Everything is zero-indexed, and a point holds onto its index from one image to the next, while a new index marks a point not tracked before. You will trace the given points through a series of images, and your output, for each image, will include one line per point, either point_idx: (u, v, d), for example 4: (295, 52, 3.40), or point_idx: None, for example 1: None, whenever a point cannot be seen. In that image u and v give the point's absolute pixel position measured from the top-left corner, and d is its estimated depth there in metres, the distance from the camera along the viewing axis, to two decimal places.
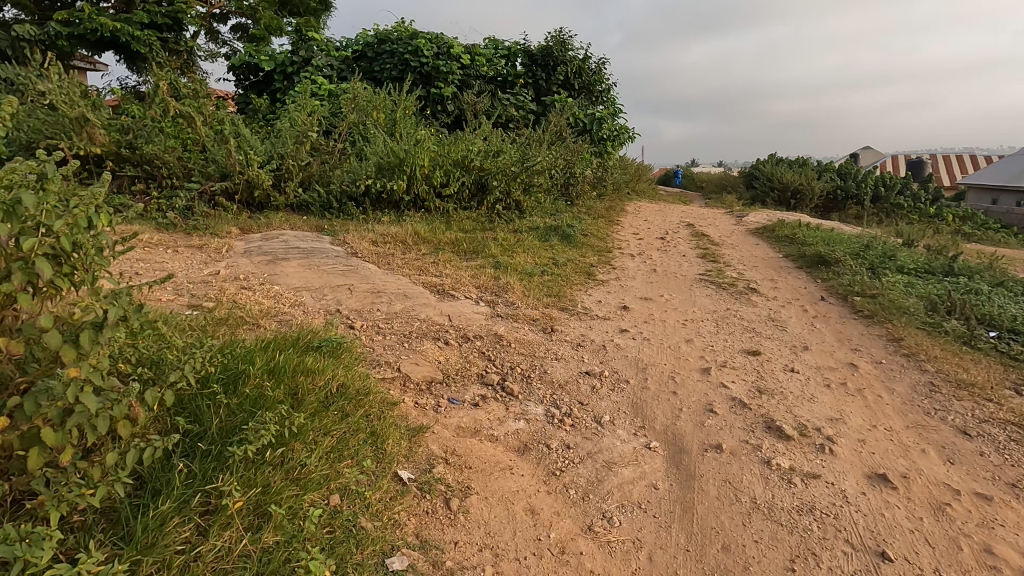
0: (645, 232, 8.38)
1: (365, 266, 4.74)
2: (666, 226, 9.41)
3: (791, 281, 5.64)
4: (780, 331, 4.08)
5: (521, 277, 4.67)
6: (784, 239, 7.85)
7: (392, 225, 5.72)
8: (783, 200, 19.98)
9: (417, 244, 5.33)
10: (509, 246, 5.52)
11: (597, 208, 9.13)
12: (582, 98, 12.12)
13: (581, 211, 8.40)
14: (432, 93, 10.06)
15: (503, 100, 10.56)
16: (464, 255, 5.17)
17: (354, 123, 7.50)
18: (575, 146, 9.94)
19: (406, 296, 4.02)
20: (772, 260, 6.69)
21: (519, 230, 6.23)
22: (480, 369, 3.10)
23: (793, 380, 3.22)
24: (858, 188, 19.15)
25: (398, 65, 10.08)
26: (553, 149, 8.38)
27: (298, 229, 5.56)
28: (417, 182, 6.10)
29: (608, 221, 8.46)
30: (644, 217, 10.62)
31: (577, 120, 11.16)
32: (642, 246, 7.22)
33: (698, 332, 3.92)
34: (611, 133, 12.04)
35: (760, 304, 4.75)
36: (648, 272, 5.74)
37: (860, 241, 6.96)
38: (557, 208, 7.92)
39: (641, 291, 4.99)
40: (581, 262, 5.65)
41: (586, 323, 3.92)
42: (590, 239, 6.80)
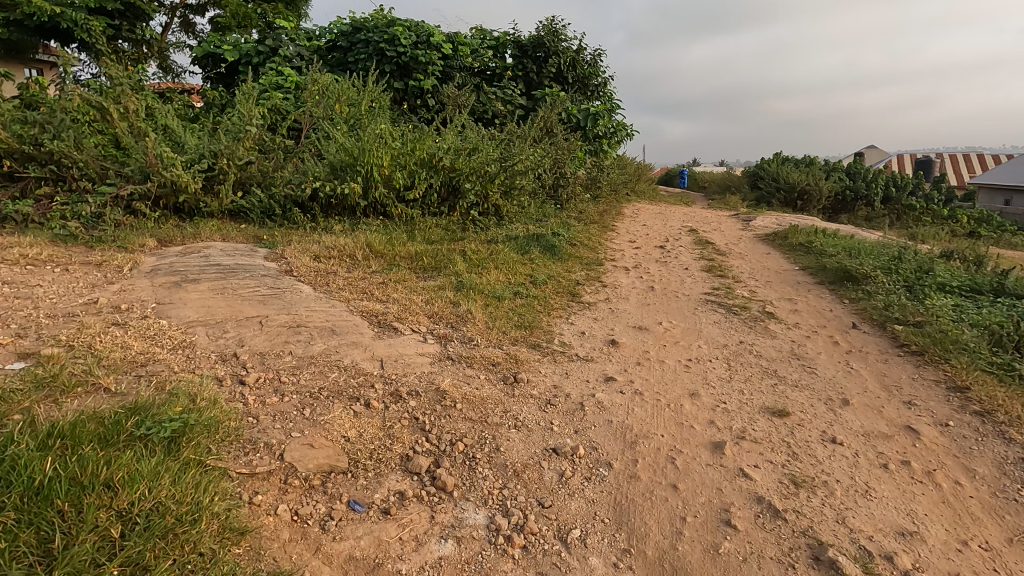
0: (643, 240, 7.51)
1: (297, 288, 3.88)
2: (666, 232, 8.55)
3: (811, 302, 4.78)
4: (809, 376, 3.22)
5: (487, 302, 3.81)
6: (798, 248, 6.99)
7: (343, 236, 4.87)
8: (790, 201, 19.12)
9: (368, 259, 4.47)
10: (478, 260, 4.66)
11: (589, 212, 8.28)
12: (577, 93, 11.24)
13: (570, 217, 7.53)
14: (411, 86, 9.24)
15: (489, 94, 9.71)
16: (423, 272, 4.32)
17: (313, 117, 6.66)
18: (566, 144, 9.09)
19: (332, 331, 3.16)
20: (787, 274, 5.83)
21: (494, 240, 5.36)
22: (405, 449, 2.24)
23: (838, 458, 2.36)
24: (868, 188, 18.28)
25: (374, 56, 9.23)
26: (540, 147, 7.53)
27: (229, 242, 4.70)
28: (375, 185, 5.23)
29: (601, 227, 7.61)
30: (642, 221, 9.76)
31: (570, 116, 10.30)
32: (639, 256, 6.35)
33: (705, 380, 3.06)
34: (607, 131, 11.17)
35: (779, 334, 3.90)
36: (644, 290, 4.88)
37: (888, 251, 6.09)
38: (542, 214, 7.06)
39: (634, 317, 4.14)
40: (565, 280, 4.79)
41: (562, 368, 3.06)
42: (578, 250, 5.94)
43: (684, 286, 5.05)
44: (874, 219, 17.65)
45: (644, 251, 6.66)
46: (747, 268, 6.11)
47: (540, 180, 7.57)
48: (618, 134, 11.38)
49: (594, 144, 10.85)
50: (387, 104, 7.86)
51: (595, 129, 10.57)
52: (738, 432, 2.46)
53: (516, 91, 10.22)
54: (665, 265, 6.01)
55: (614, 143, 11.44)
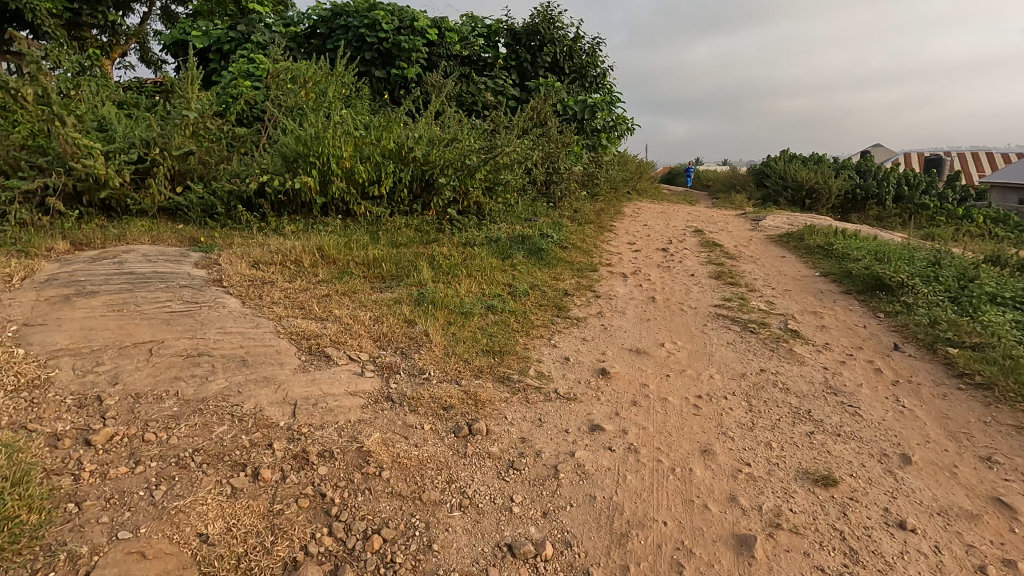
0: (643, 241, 6.81)
1: (221, 302, 3.19)
2: (668, 232, 7.86)
3: (840, 316, 4.08)
4: (853, 421, 2.52)
5: (450, 321, 3.12)
6: (816, 252, 6.28)
7: (294, 238, 4.19)
8: (797, 200, 18.39)
9: (317, 266, 3.78)
10: (449, 267, 3.97)
11: (586, 211, 7.59)
12: (574, 84, 10.54)
13: (563, 216, 6.81)
14: (392, 75, 8.56)
15: (478, 85, 9.02)
16: (380, 282, 3.63)
17: (275, 106, 5.98)
18: (560, 138, 8.39)
19: (242, 363, 2.47)
20: (806, 281, 5.13)
21: (471, 243, 4.66)
22: (293, 551, 1.55)
23: (916, 560, 1.66)
24: (879, 186, 17.53)
25: (353, 42, 8.55)
26: (530, 140, 6.84)
27: (158, 245, 4.01)
28: (334, 179, 4.54)
29: (597, 228, 6.92)
30: (643, 220, 9.07)
31: (566, 109, 9.60)
32: (639, 260, 5.65)
33: (721, 428, 2.36)
34: (606, 125, 10.46)
35: (807, 360, 3.19)
36: (643, 302, 4.19)
37: (920, 254, 5.38)
38: (529, 214, 6.37)
39: (631, 337, 3.43)
40: (551, 290, 4.09)
41: (534, 411, 2.37)
42: (568, 254, 5.24)
43: (689, 297, 4.35)
44: (887, 218, 16.91)
45: (643, 253, 5.96)
46: (760, 274, 5.40)
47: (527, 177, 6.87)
48: (618, 129, 10.67)
49: (592, 139, 10.13)
50: (364, 94, 7.19)
51: (593, 122, 9.87)
52: (773, 517, 1.77)
53: (507, 81, 9.53)
54: (668, 269, 5.32)
55: (614, 138, 10.73)
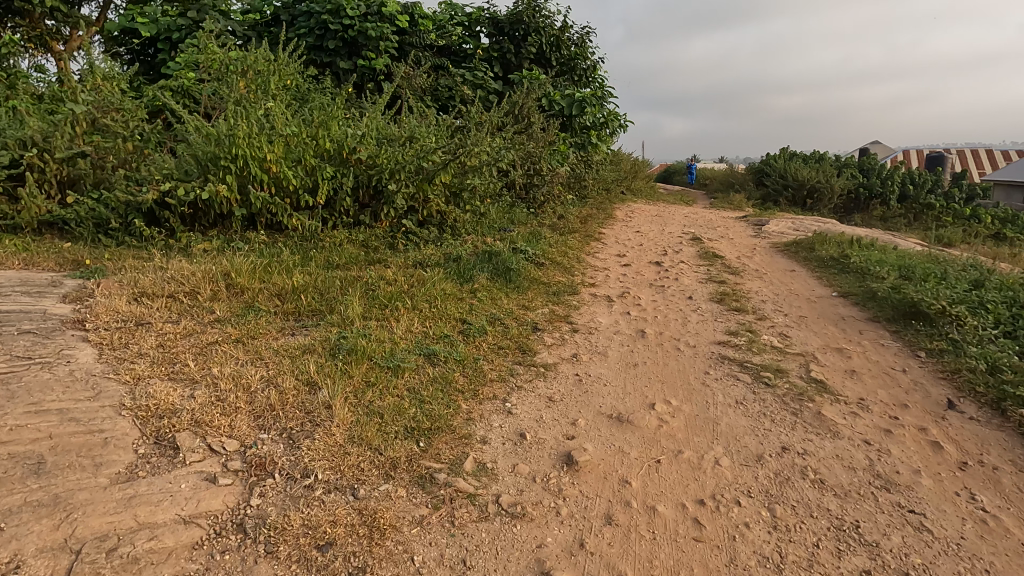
0: (633, 252, 6.05)
1: (67, 355, 2.40)
2: (663, 240, 7.11)
3: (869, 356, 3.34)
4: (920, 542, 1.77)
5: (370, 381, 2.36)
6: (830, 265, 5.54)
7: (201, 261, 3.41)
8: (798, 200, 17.66)
9: (220, 299, 3.01)
10: (388, 298, 3.20)
11: (571, 217, 6.84)
12: (561, 78, 9.76)
13: (544, 225, 6.04)
14: (359, 66, 7.77)
15: (456, 79, 8.24)
16: (295, 321, 2.86)
17: (210, 100, 5.19)
18: (544, 137, 7.63)
19: (34, 470, 1.68)
20: (822, 305, 4.38)
21: (424, 262, 3.89)
22: None
23: None
24: (883, 185, 16.82)
25: (316, 30, 7.75)
26: (507, 138, 6.07)
27: (26, 271, 3.20)
28: (257, 188, 3.76)
29: (583, 237, 6.16)
30: (636, 226, 8.32)
31: (552, 104, 8.82)
32: (628, 277, 4.90)
33: (736, 569, 1.60)
34: (595, 122, 9.69)
35: (842, 428, 2.44)
36: (630, 337, 3.43)
37: (953, 271, 4.65)
38: (504, 223, 5.60)
39: (612, 394, 2.68)
40: (516, 324, 3.33)
41: (459, 546, 1.61)
42: (544, 273, 4.48)
43: (687, 329, 3.59)
44: (891, 219, 16.23)
45: (633, 269, 5.20)
46: (768, 295, 4.65)
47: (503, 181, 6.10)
48: (609, 126, 9.90)
49: (581, 136, 9.35)
50: (321, 88, 6.41)
51: (582, 119, 9.09)
52: None
53: (487, 74, 8.75)
54: (661, 289, 4.56)
55: (604, 137, 9.96)
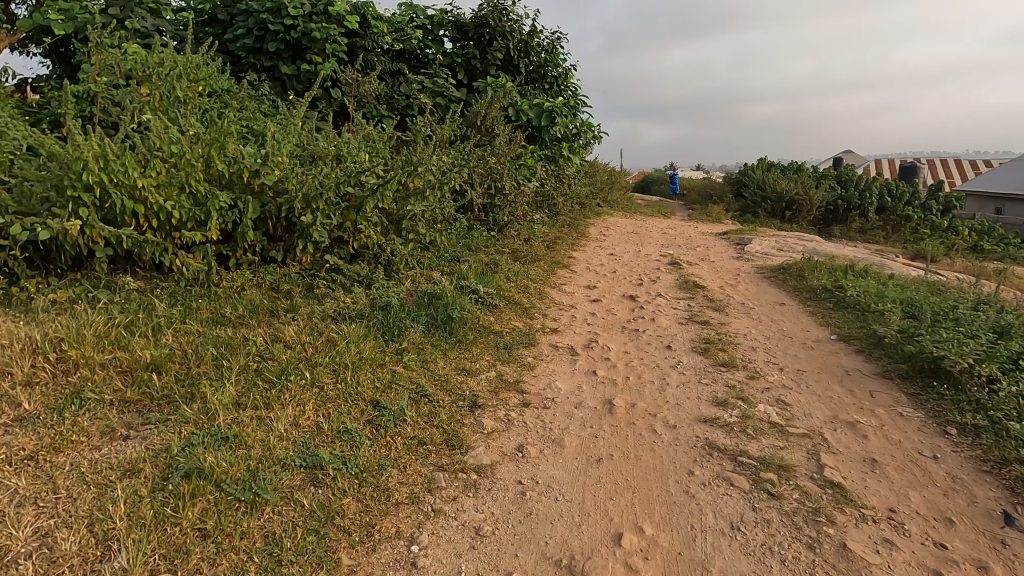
0: (604, 283, 5.39)
1: None
2: (638, 265, 6.46)
3: (887, 434, 2.70)
4: None
5: (205, 533, 1.61)
6: (823, 298, 4.94)
7: (38, 320, 2.61)
8: (777, 212, 17.27)
9: (40, 382, 2.22)
10: (277, 373, 2.46)
11: (537, 240, 6.15)
12: (530, 86, 9.11)
13: (504, 251, 5.35)
14: (304, 71, 7.00)
15: (413, 86, 7.53)
16: (136, 418, 2.09)
17: (104, 109, 4.39)
18: (508, 151, 6.95)
19: None
20: (821, 355, 3.75)
21: (343, 312, 3.15)
22: None
23: None
24: (861, 197, 16.55)
25: (255, 30, 6.95)
26: (461, 154, 5.37)
27: None
28: (128, 222, 2.98)
29: (549, 265, 5.48)
30: (610, 246, 7.68)
31: (519, 114, 8.14)
32: (597, 318, 4.22)
33: None
34: (567, 134, 9.04)
35: (878, 574, 1.77)
36: (594, 412, 2.74)
37: (965, 311, 4.06)
38: (455, 253, 4.88)
39: (564, 517, 1.98)
40: (448, 401, 2.61)
41: None
42: (497, 317, 3.77)
43: (665, 397, 2.91)
44: (869, 231, 15.94)
45: (603, 306, 4.54)
46: (758, 339, 4.01)
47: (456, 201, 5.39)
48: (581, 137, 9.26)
49: (551, 149, 8.70)
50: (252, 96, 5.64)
51: (552, 130, 8.44)
52: None
53: (449, 81, 8.05)
54: (634, 334, 3.89)
55: (576, 149, 9.32)
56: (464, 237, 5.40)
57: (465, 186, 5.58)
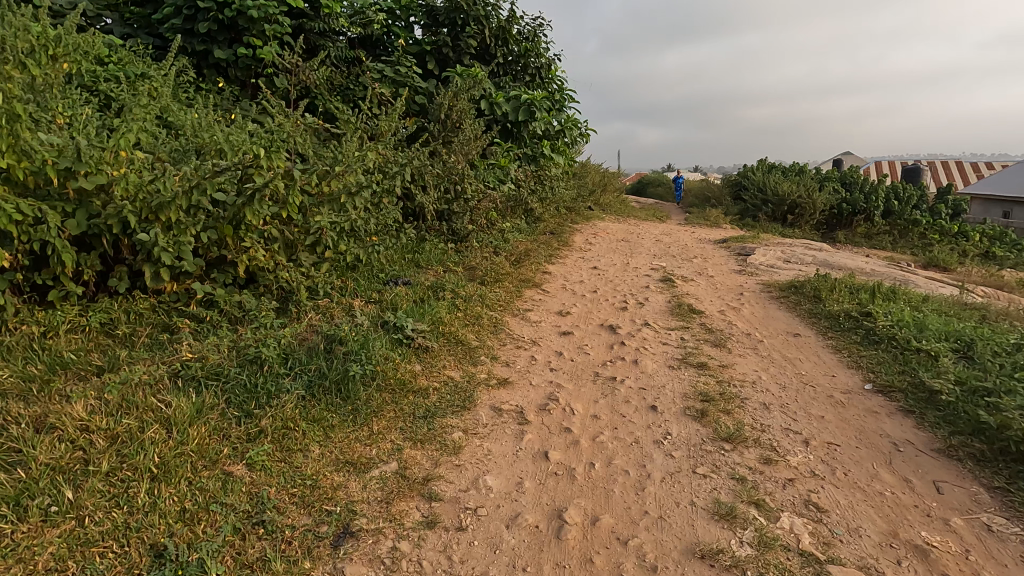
0: (580, 306, 4.47)
1: None
2: (624, 281, 5.53)
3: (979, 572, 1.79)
4: None
5: None
6: (848, 330, 4.03)
7: None
8: (778, 216, 16.38)
9: None
10: (7, 499, 1.51)
11: (504, 253, 5.22)
12: (507, 78, 8.17)
13: (458, 269, 4.44)
14: (241, 56, 6.04)
15: (371, 76, 6.61)
16: None
17: None
18: (474, 149, 6.03)
19: None
20: (854, 416, 2.84)
21: (185, 367, 2.21)
22: None
23: None
24: (867, 200, 15.66)
25: (184, 8, 5.99)
26: (406, 152, 4.44)
27: None
28: None
29: (514, 285, 4.55)
30: (594, 258, 6.75)
31: (493, 107, 7.21)
32: (563, 361, 3.29)
33: None
34: (548, 131, 8.12)
35: None
36: (533, 536, 1.81)
37: None
38: (390, 273, 3.95)
39: None
40: (301, 529, 1.69)
41: None
42: (424, 365, 2.83)
43: (642, 505, 1.99)
44: (875, 236, 15.06)
45: (573, 342, 3.62)
46: (770, 391, 3.09)
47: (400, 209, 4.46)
48: (565, 135, 8.32)
49: (530, 148, 7.78)
50: (161, 81, 4.72)
51: (531, 127, 7.51)
52: None
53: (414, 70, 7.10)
54: (608, 385, 2.97)
55: (559, 147, 8.40)
56: (410, 251, 4.49)
57: (414, 189, 4.66)
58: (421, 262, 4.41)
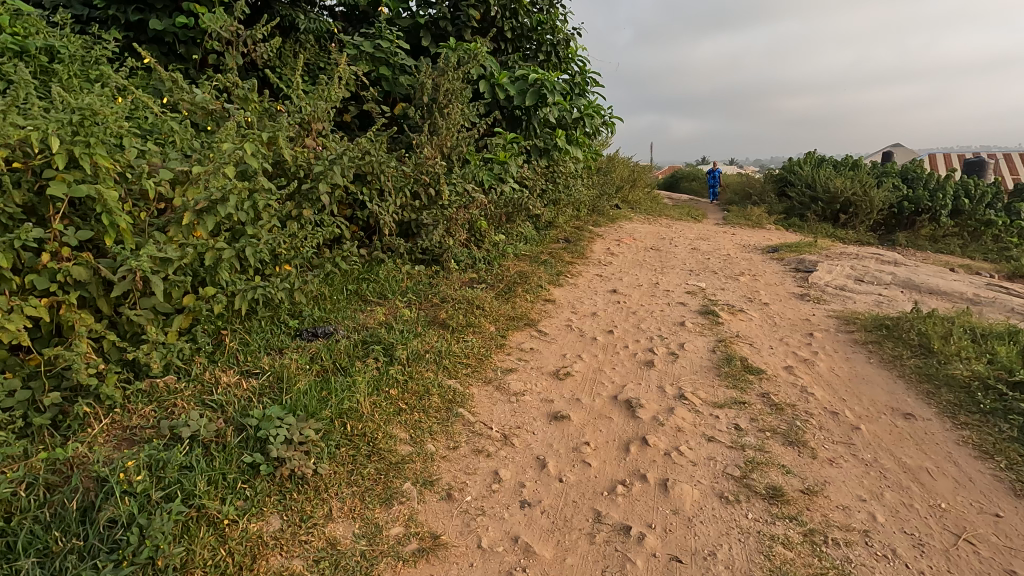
0: (586, 361, 3.21)
1: None
2: (651, 313, 4.23)
3: None
4: None
5: None
6: (993, 416, 2.68)
7: None
8: (829, 214, 14.65)
9: None
10: None
11: (489, 278, 4.00)
12: (515, 56, 6.84)
13: (414, 308, 3.22)
14: (180, 27, 4.91)
15: (346, 53, 5.43)
16: None
17: None
18: (463, 141, 4.77)
19: None
20: None
21: None
22: None
23: None
24: (932, 198, 13.82)
25: None
26: (350, 148, 3.23)
27: None
28: None
29: (496, 328, 3.33)
30: (615, 276, 5.46)
31: (494, 90, 5.93)
32: (546, 483, 2.04)
33: None
34: (562, 119, 6.78)
35: None
36: None
37: None
38: (305, 319, 2.76)
39: None
40: None
41: None
42: (288, 518, 1.64)
43: None
44: (942, 239, 13.24)
45: (569, 438, 2.36)
46: (899, 559, 1.80)
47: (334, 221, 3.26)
48: (583, 123, 6.96)
49: (540, 139, 6.49)
50: (55, 52, 3.64)
51: (542, 114, 6.20)
52: None
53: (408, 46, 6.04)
54: (615, 549, 1.73)
55: (576, 139, 7.06)
56: (350, 281, 3.29)
57: (361, 195, 3.45)
58: (362, 298, 3.22)
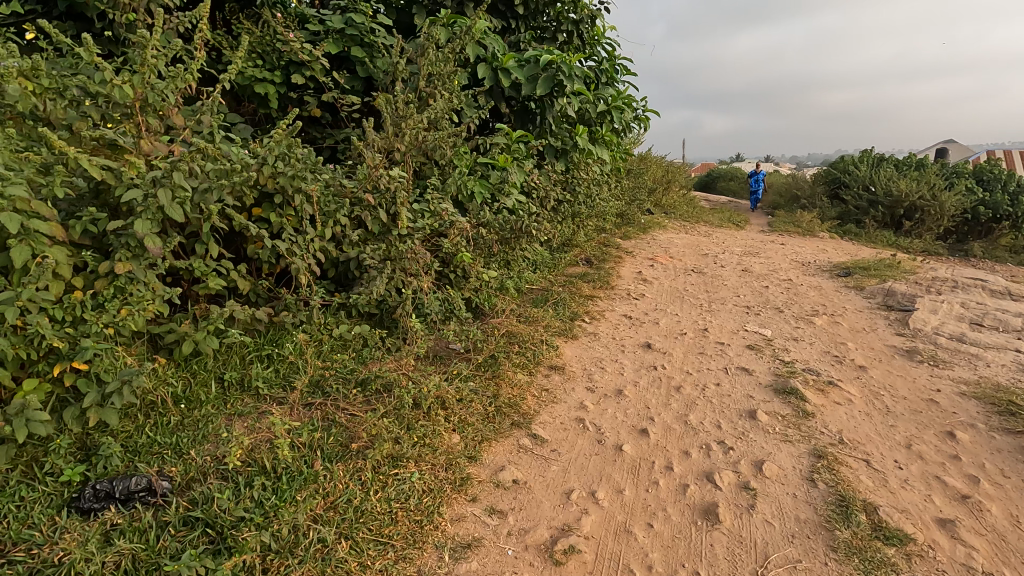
0: (606, 506, 1.96)
1: None
2: (701, 391, 2.94)
3: None
4: None
5: None
6: None
7: None
8: (891, 220, 12.94)
9: None
10: None
11: (465, 340, 2.79)
12: (528, 35, 5.54)
13: (318, 415, 2.02)
14: None
15: (307, 29, 4.25)
16: None
17: None
18: (447, 142, 3.55)
19: None
20: None
21: None
22: None
23: None
24: (1013, 203, 12.08)
25: None
26: (228, 162, 2.04)
27: None
28: None
29: (460, 442, 2.11)
30: (647, 317, 4.17)
31: (498, 75, 4.66)
32: None
33: None
34: (584, 113, 5.48)
35: None
36: None
37: None
38: (94, 456, 1.59)
39: None
40: None
41: None
42: None
43: None
44: None
45: None
46: None
47: (199, 269, 2.07)
48: (611, 118, 5.64)
49: (558, 138, 5.23)
50: None
51: (558, 107, 4.92)
52: None
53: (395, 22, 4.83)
54: None
55: (601, 137, 5.75)
56: (227, 365, 2.11)
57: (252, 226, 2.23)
58: (239, 395, 2.03)
